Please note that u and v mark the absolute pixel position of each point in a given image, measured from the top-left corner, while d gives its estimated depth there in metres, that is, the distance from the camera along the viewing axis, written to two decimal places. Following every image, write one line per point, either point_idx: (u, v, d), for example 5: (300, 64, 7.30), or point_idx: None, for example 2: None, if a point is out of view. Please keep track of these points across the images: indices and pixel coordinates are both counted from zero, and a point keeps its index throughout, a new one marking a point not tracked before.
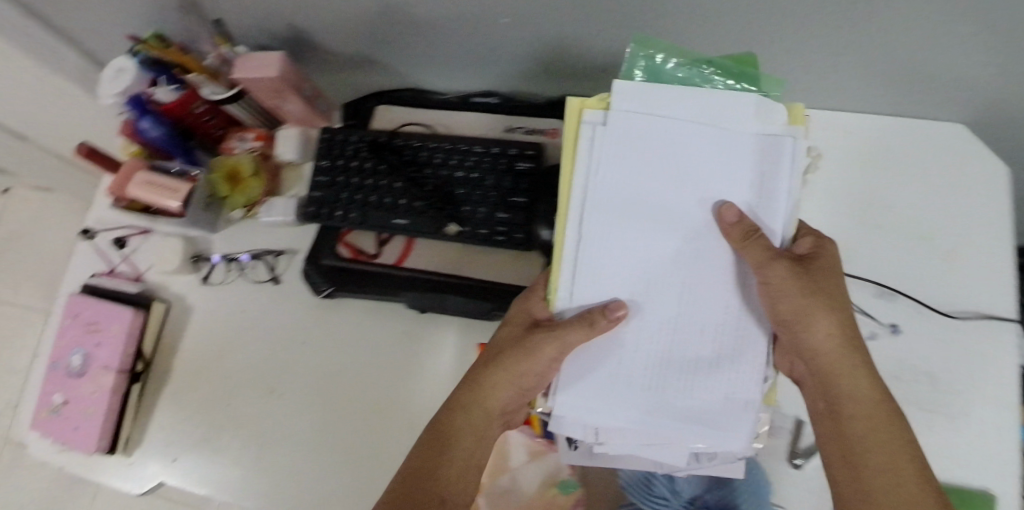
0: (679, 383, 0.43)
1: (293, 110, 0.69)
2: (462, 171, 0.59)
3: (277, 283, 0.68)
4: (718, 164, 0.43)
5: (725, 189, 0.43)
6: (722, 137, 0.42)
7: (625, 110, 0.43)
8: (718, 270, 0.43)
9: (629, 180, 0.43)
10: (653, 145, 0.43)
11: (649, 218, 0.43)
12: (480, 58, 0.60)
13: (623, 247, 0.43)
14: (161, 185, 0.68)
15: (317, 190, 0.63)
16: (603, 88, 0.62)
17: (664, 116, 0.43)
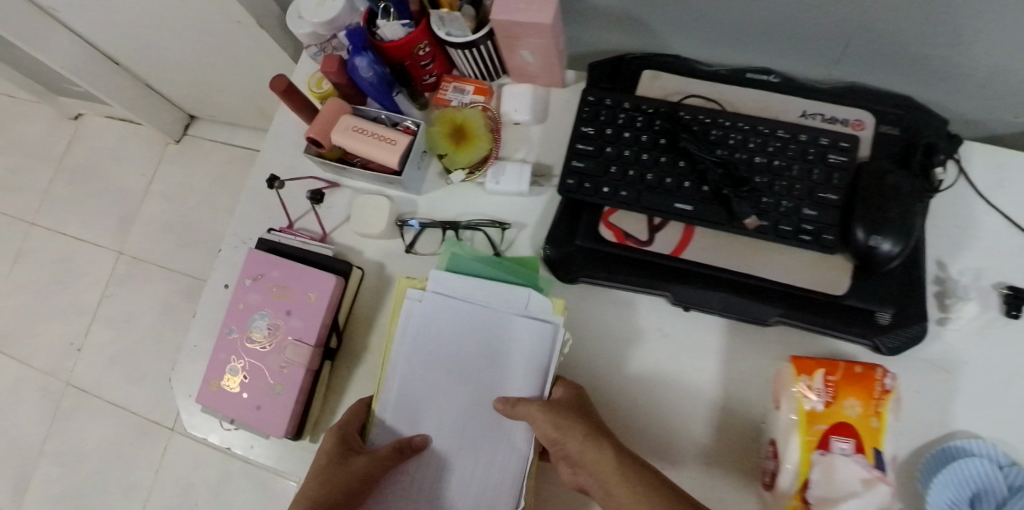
0: (460, 455, 0.52)
1: (534, 63, 0.61)
2: (763, 156, 0.52)
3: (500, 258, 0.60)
4: (480, 362, 0.54)
5: (500, 381, 0.53)
6: (466, 326, 0.54)
7: (433, 298, 0.55)
8: (487, 410, 0.52)
9: (452, 342, 0.54)
10: (441, 341, 0.54)
11: (441, 368, 0.54)
12: (782, 31, 0.54)
13: (445, 393, 0.53)
14: (373, 133, 0.60)
15: (579, 160, 0.55)
16: (907, 82, 0.56)
17: (461, 305, 0.54)
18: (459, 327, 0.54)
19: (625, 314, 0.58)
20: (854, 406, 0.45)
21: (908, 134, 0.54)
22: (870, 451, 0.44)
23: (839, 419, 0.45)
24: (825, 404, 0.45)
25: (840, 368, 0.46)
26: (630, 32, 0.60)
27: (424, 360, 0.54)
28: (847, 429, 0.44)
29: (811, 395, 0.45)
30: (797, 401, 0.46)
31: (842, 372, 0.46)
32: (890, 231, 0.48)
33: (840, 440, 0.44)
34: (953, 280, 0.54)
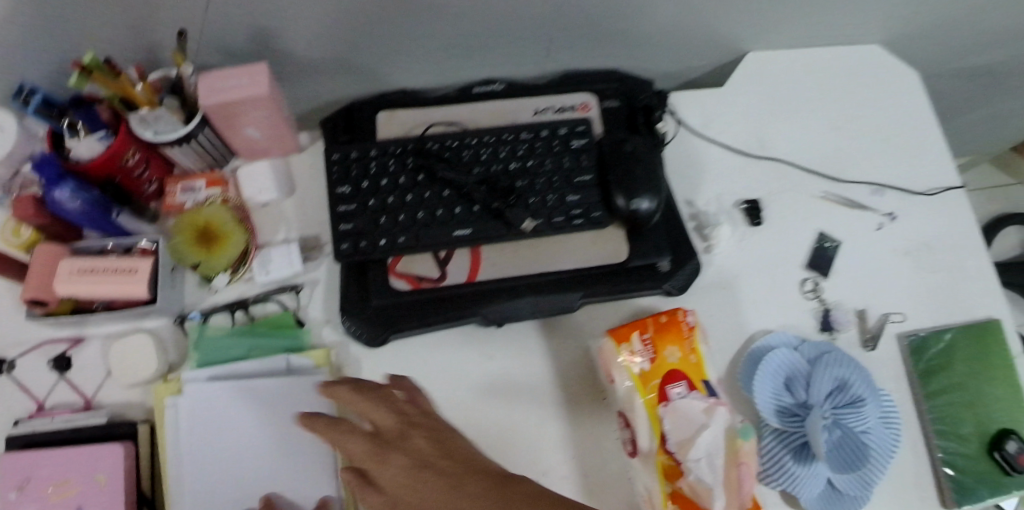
0: None
1: (262, 136, 0.56)
2: (515, 161, 0.54)
3: (302, 324, 0.56)
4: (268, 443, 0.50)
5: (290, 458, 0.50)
6: (239, 417, 0.50)
7: (193, 390, 0.50)
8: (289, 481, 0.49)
9: (228, 432, 0.49)
10: (218, 433, 0.49)
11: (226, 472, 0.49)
12: (483, 43, 0.57)
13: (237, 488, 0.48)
14: (103, 269, 0.50)
15: (347, 221, 0.52)
16: (602, 58, 0.63)
17: (229, 391, 0.50)
18: (235, 421, 0.50)
19: (453, 350, 0.56)
20: (674, 352, 0.51)
21: (626, 100, 0.60)
22: (700, 384, 0.51)
23: (666, 368, 0.50)
24: (651, 362, 0.51)
25: (649, 324, 0.52)
26: (357, 78, 0.59)
27: (215, 479, 0.48)
28: (675, 374, 0.50)
29: (638, 359, 0.50)
30: (627, 370, 0.50)
31: (653, 327, 0.51)
32: (646, 192, 0.54)
33: (672, 386, 0.50)
34: (703, 210, 0.62)
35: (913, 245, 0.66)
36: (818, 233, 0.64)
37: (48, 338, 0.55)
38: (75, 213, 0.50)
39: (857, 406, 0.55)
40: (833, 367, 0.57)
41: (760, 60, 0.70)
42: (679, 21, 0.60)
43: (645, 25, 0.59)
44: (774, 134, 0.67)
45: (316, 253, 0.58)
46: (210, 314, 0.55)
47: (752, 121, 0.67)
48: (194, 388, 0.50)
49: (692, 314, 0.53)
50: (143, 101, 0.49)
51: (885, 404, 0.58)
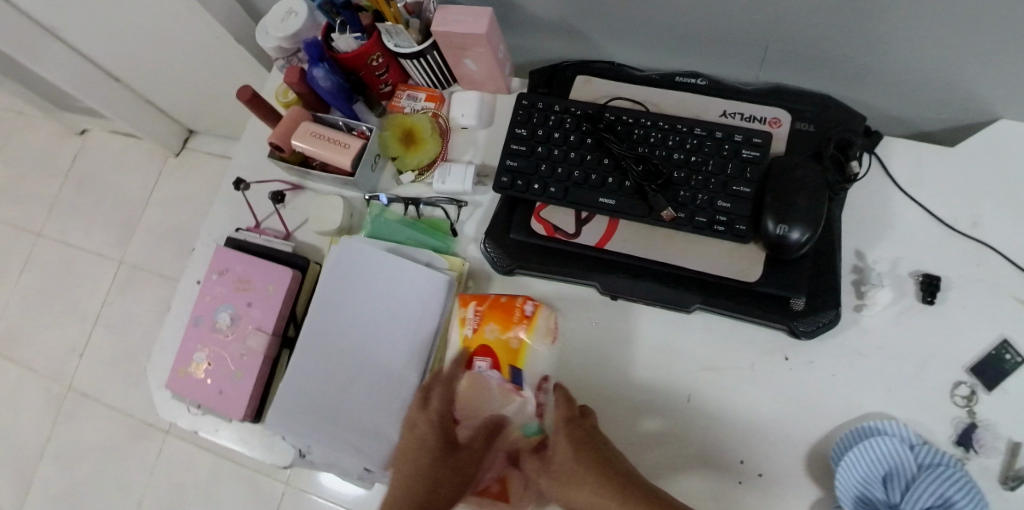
0: (351, 385, 0.58)
1: (477, 70, 0.64)
2: (680, 153, 0.56)
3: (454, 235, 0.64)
4: (387, 309, 0.60)
5: (395, 328, 0.59)
6: (374, 277, 0.61)
7: (351, 244, 0.62)
8: (389, 345, 0.59)
9: (363, 286, 0.61)
10: (355, 283, 0.61)
11: (349, 317, 0.60)
12: (691, 35, 0.58)
13: (353, 330, 0.60)
14: (329, 137, 0.64)
15: (512, 159, 0.59)
16: (816, 81, 0.60)
17: (376, 254, 0.61)
18: (372, 280, 0.61)
19: (560, 303, 0.60)
20: (492, 330, 0.54)
21: (823, 129, 0.57)
22: (507, 368, 0.53)
23: (481, 341, 0.54)
24: (472, 330, 0.55)
25: (490, 299, 0.55)
26: (567, 39, 0.64)
27: (341, 318, 0.60)
28: (485, 351, 0.53)
29: (465, 324, 0.55)
30: (457, 328, 0.55)
31: (490, 301, 0.55)
32: (798, 221, 0.52)
33: (484, 356, 0.53)
34: (870, 268, 0.57)
35: None
36: (1003, 340, 0.55)
37: (276, 178, 0.71)
38: (323, 90, 0.65)
39: None
40: (943, 483, 0.48)
41: (1022, 133, 0.59)
42: (919, 63, 0.54)
43: (878, 57, 0.55)
44: (995, 218, 0.57)
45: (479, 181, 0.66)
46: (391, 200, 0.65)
47: (972, 194, 0.58)
48: (353, 242, 0.62)
49: (531, 304, 0.55)
50: (391, 15, 0.60)
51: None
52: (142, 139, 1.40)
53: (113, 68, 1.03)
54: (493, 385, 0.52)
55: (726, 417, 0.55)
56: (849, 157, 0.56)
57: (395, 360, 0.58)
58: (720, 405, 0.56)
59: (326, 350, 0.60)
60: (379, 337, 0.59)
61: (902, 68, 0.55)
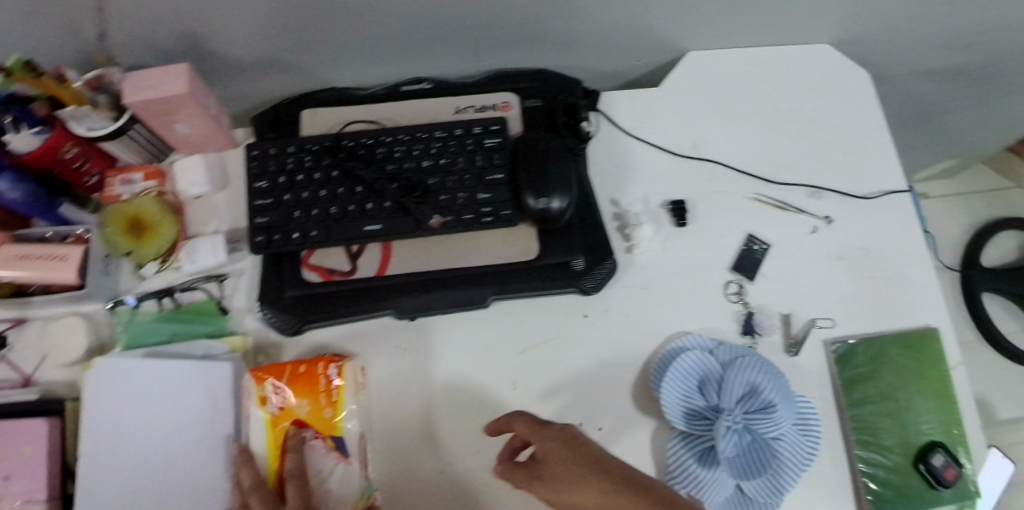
0: None
1: (193, 133, 0.59)
2: (428, 159, 0.56)
3: (225, 311, 0.59)
4: (173, 422, 0.52)
5: (187, 440, 0.52)
6: (148, 391, 0.53)
7: (111, 363, 0.53)
8: (186, 461, 0.51)
9: (139, 406, 0.53)
10: (127, 406, 0.52)
11: (129, 447, 0.51)
12: (401, 44, 0.59)
13: (139, 461, 0.51)
14: (40, 255, 0.54)
15: (262, 215, 0.55)
16: (529, 58, 0.64)
17: (143, 365, 0.54)
18: (147, 395, 0.53)
19: (366, 341, 0.58)
20: (302, 404, 0.50)
21: (551, 99, 0.61)
22: (328, 436, 0.50)
23: (293, 417, 0.50)
24: (279, 408, 0.50)
25: (287, 371, 0.50)
26: (290, 74, 0.61)
27: (120, 451, 0.51)
28: (300, 427, 0.49)
29: (268, 404, 0.50)
30: (259, 411, 0.50)
31: (288, 375, 0.50)
32: (554, 191, 0.54)
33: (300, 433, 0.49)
34: (627, 210, 0.62)
35: (848, 250, 0.65)
36: (747, 235, 0.63)
37: None
38: (11, 202, 0.54)
39: (771, 410, 0.54)
40: (748, 372, 0.56)
41: (702, 59, 0.69)
42: (606, 21, 0.60)
43: (568, 24, 0.60)
44: (710, 136, 0.66)
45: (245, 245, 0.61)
46: (140, 299, 0.58)
47: (688, 121, 0.66)
48: (112, 360, 0.54)
49: (335, 365, 0.51)
50: (73, 97, 0.52)
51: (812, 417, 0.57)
52: None
53: None
54: (320, 458, 0.50)
55: (557, 388, 0.57)
56: (578, 119, 0.60)
57: (197, 474, 0.51)
58: (547, 380, 0.57)
59: (109, 495, 0.50)
60: (171, 456, 0.51)
61: (591, 28, 0.61)
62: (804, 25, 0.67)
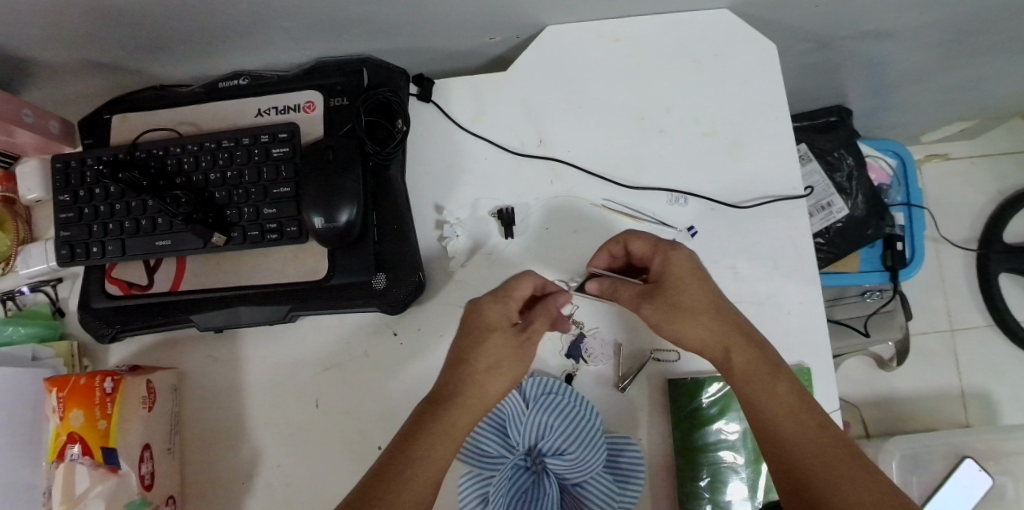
0: None
1: (23, 142, 0.60)
2: (215, 171, 0.53)
3: (62, 314, 0.61)
4: None
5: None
6: None
7: None
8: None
9: None
10: None
11: None
12: (196, 43, 0.54)
13: None
14: None
15: (64, 228, 0.55)
16: (352, 46, 0.57)
17: None
18: None
19: (179, 352, 0.58)
20: (78, 417, 0.50)
21: (359, 97, 0.55)
22: (99, 451, 0.50)
23: (71, 431, 0.50)
24: (62, 419, 0.51)
25: (70, 383, 0.51)
26: (104, 74, 0.59)
27: None
28: (75, 439, 0.50)
29: (53, 413, 0.51)
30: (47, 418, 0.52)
31: (67, 387, 0.51)
32: (334, 205, 0.50)
33: (72, 447, 0.50)
34: (450, 220, 0.56)
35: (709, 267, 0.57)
36: (588, 249, 0.56)
37: None
38: None
39: (564, 457, 0.49)
40: (547, 411, 0.51)
41: (562, 36, 0.59)
42: (415, 8, 0.52)
43: (375, 12, 0.52)
44: (560, 133, 0.58)
45: None
46: None
47: (535, 115, 0.58)
48: None
49: (111, 381, 0.51)
50: None
51: (628, 455, 0.51)
52: None
53: None
54: (85, 472, 0.50)
55: (357, 412, 0.55)
56: (390, 118, 0.54)
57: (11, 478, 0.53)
58: (350, 402, 0.55)
59: None
60: None
61: (405, 13, 0.53)
62: None
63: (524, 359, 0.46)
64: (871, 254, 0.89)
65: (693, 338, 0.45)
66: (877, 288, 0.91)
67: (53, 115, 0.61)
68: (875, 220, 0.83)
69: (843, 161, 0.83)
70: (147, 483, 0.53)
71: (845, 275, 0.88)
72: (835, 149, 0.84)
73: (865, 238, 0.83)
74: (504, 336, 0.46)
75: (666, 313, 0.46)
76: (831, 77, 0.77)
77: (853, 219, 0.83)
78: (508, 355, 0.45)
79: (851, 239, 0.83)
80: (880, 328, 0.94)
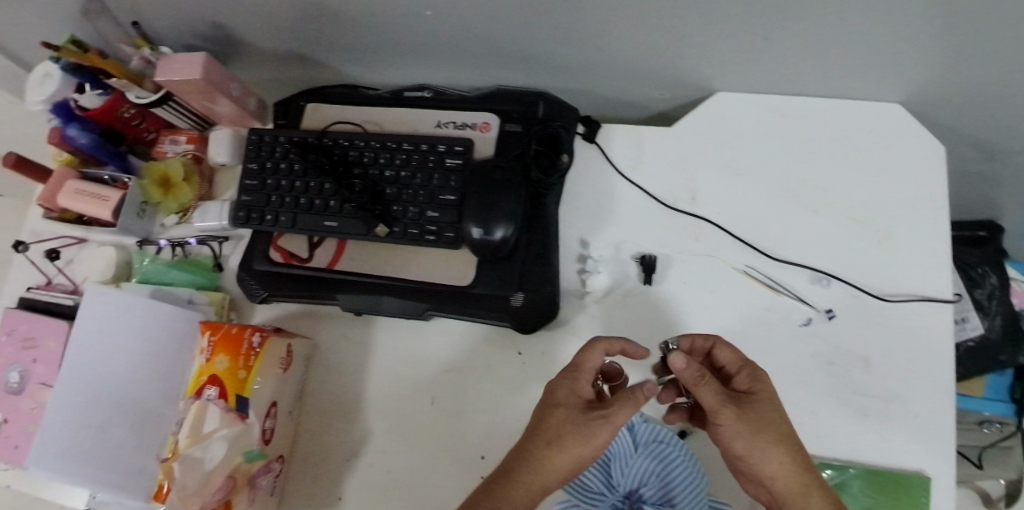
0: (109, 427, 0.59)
1: (222, 111, 0.67)
2: (391, 169, 0.57)
3: (219, 270, 0.67)
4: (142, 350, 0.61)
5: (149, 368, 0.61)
6: (127, 319, 0.61)
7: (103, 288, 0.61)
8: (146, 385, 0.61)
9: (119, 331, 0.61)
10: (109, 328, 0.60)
11: (105, 362, 0.60)
12: (399, 50, 0.61)
13: (106, 374, 0.60)
14: (91, 193, 0.68)
15: (246, 194, 0.61)
16: (531, 78, 0.62)
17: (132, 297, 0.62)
18: (129, 322, 0.61)
19: (317, 324, 0.63)
20: (224, 362, 0.54)
21: (531, 126, 0.58)
22: (233, 396, 0.54)
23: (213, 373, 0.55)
24: (208, 361, 0.55)
25: (222, 330, 0.56)
26: (311, 66, 0.67)
27: (98, 366, 0.60)
28: (214, 381, 0.54)
29: (201, 354, 0.56)
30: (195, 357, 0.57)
31: (221, 333, 0.56)
32: (497, 221, 0.53)
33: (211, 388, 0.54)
34: (593, 256, 0.58)
35: (844, 354, 0.55)
36: (720, 310, 0.57)
37: (63, 235, 0.73)
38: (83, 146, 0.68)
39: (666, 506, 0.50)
40: (655, 457, 0.51)
41: (730, 103, 0.61)
42: (601, 51, 0.56)
43: (564, 50, 0.57)
44: (713, 191, 0.59)
45: None
46: (166, 244, 0.68)
47: (691, 171, 0.60)
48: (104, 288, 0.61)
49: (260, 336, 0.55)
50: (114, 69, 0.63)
51: None
52: None
53: None
54: (216, 414, 0.53)
55: (466, 416, 0.57)
56: (556, 150, 0.58)
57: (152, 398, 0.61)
58: (462, 406, 0.58)
59: (79, 397, 0.58)
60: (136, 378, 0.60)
61: (591, 56, 0.57)
62: (857, 82, 0.57)
63: (594, 437, 0.45)
64: (999, 382, 0.83)
65: (773, 471, 0.44)
66: (999, 422, 0.84)
67: (254, 93, 0.68)
68: (1011, 349, 0.78)
69: (986, 279, 0.79)
70: (265, 438, 0.56)
71: (968, 399, 0.84)
72: (979, 266, 0.80)
73: (998, 364, 0.78)
74: (572, 413, 0.46)
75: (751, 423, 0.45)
76: (987, 190, 0.75)
77: (989, 342, 0.78)
78: (572, 435, 0.45)
79: (983, 363, 0.78)
80: (999, 465, 0.88)
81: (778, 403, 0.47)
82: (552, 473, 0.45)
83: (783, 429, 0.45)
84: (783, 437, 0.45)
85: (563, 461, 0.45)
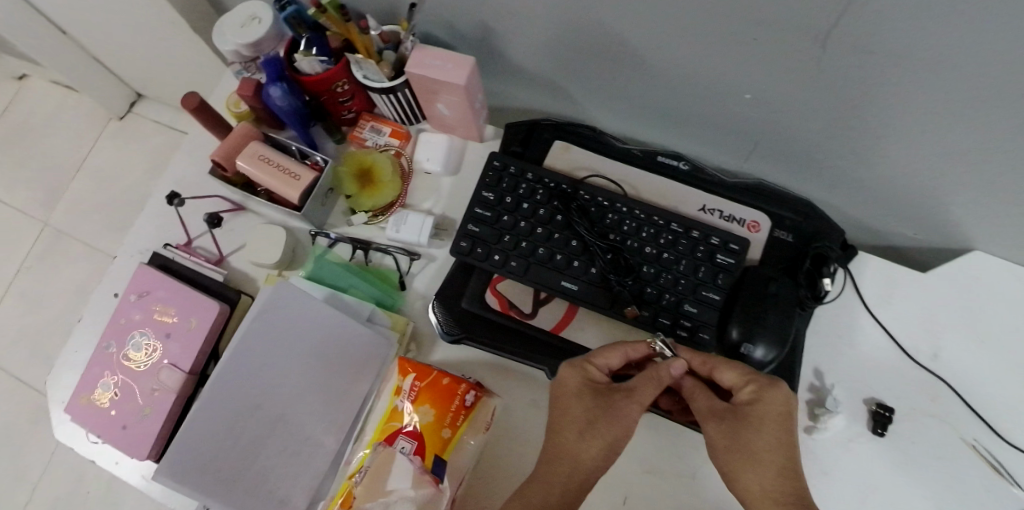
0: (266, 447, 0.51)
1: (451, 115, 0.60)
2: (653, 247, 0.53)
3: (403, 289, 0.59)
4: (320, 369, 0.53)
5: (323, 391, 0.53)
6: (310, 330, 0.53)
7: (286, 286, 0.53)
8: (316, 409, 0.53)
9: (296, 341, 0.53)
10: (288, 335, 0.52)
11: (274, 374, 0.52)
12: (678, 118, 0.56)
13: (274, 386, 0.52)
14: (278, 164, 0.59)
15: (474, 224, 0.54)
16: (798, 183, 0.58)
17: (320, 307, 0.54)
18: (312, 335, 0.53)
19: (507, 383, 0.56)
20: (426, 413, 0.49)
21: (802, 240, 0.55)
22: (430, 455, 0.48)
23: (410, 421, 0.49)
24: (406, 406, 0.50)
25: (430, 376, 0.50)
26: (559, 98, 0.61)
27: (268, 372, 0.51)
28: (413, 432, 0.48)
29: (400, 395, 0.50)
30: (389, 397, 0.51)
31: (429, 380, 0.50)
32: (766, 339, 0.49)
33: (407, 437, 0.48)
34: (828, 389, 0.55)
35: None
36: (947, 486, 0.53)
37: (218, 193, 0.65)
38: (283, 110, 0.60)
39: None
40: None
41: (991, 267, 0.58)
42: (903, 186, 0.52)
43: (860, 172, 0.53)
44: (957, 352, 0.56)
45: (446, 235, 0.60)
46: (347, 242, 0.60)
47: (937, 325, 0.57)
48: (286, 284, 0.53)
49: (472, 394, 0.50)
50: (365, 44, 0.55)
51: None
52: (67, 90, 1.25)
53: (71, 35, 0.93)
54: (409, 470, 0.47)
55: None
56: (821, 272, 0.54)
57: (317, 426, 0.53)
58: None
59: (239, 404, 0.50)
60: (308, 398, 0.53)
61: (884, 186, 0.54)
62: None
63: (625, 422, 0.44)
64: None
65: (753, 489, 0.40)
66: None
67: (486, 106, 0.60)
68: None
69: None
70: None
71: None
72: None
73: None
74: (590, 398, 0.45)
75: (729, 443, 0.42)
76: None
77: None
78: (597, 421, 0.44)
79: None
80: None
81: (791, 416, 0.42)
82: (585, 465, 0.43)
83: (770, 449, 0.41)
84: (767, 460, 0.41)
85: (587, 446, 0.43)
